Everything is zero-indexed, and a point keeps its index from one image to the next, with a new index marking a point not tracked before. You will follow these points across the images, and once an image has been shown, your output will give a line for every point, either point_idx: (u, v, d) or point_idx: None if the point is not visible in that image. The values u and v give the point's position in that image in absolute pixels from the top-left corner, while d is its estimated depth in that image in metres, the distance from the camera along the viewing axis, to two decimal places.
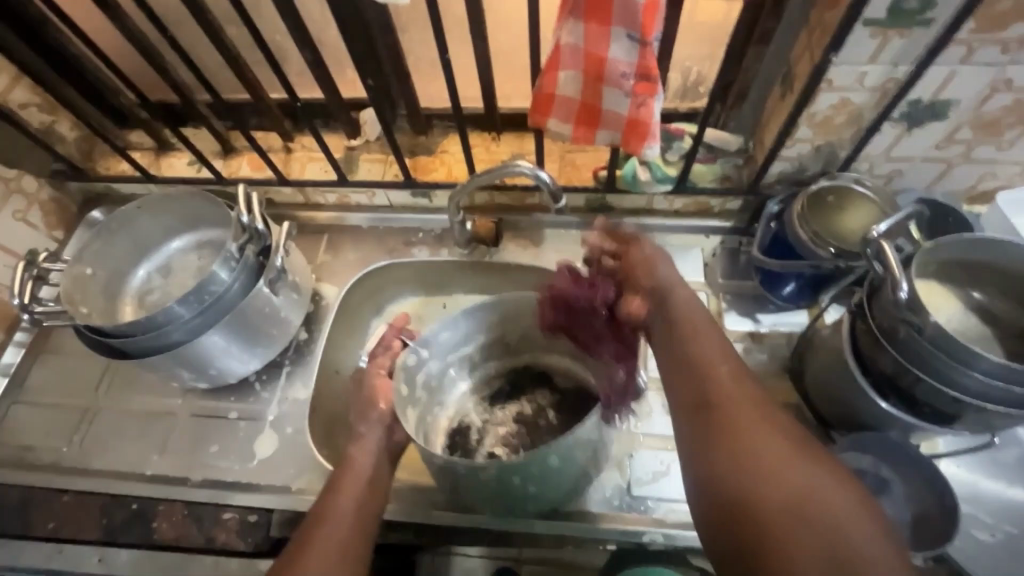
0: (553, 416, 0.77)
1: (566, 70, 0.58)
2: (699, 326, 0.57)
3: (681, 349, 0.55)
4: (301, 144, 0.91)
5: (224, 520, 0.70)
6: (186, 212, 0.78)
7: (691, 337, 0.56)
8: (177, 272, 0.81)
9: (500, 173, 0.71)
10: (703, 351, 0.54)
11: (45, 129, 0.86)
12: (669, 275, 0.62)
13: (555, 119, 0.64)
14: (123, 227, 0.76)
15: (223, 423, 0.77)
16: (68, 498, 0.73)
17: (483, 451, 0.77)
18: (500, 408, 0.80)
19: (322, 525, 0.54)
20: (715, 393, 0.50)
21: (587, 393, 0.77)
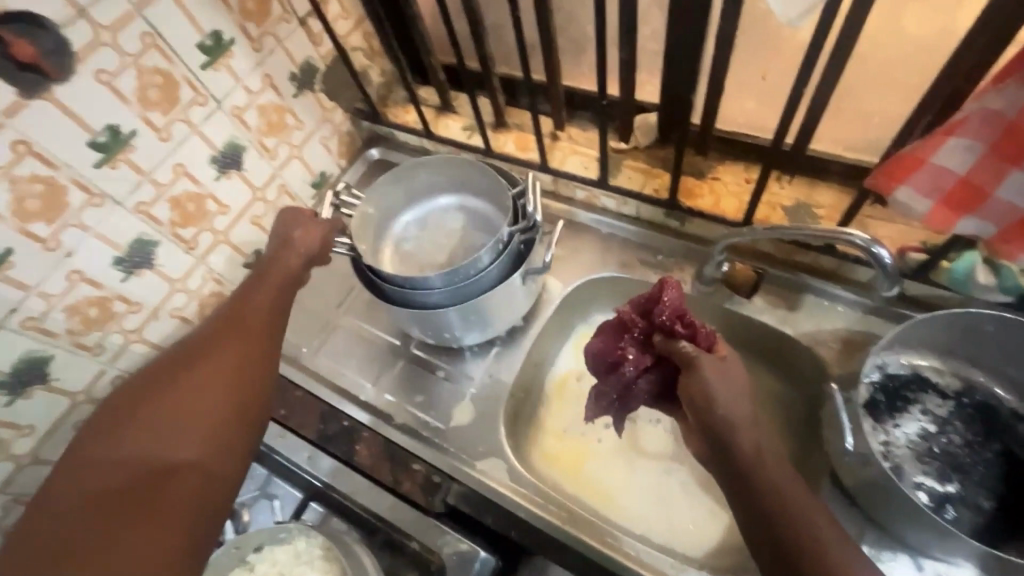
0: (958, 428, 0.65)
1: (964, 139, 0.47)
2: (768, 465, 0.53)
3: (728, 451, 0.54)
4: (568, 135, 0.91)
5: (412, 471, 0.74)
6: (463, 177, 0.82)
7: (734, 433, 0.54)
8: (435, 228, 0.86)
9: (821, 233, 0.61)
10: (786, 494, 0.51)
11: (364, 71, 0.97)
12: (738, 376, 0.59)
13: (908, 190, 0.51)
14: (405, 177, 0.83)
15: (431, 378, 0.82)
16: (300, 394, 0.83)
17: (911, 485, 0.62)
18: (892, 423, 0.66)
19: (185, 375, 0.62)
20: (795, 533, 0.49)
21: (986, 396, 0.66)
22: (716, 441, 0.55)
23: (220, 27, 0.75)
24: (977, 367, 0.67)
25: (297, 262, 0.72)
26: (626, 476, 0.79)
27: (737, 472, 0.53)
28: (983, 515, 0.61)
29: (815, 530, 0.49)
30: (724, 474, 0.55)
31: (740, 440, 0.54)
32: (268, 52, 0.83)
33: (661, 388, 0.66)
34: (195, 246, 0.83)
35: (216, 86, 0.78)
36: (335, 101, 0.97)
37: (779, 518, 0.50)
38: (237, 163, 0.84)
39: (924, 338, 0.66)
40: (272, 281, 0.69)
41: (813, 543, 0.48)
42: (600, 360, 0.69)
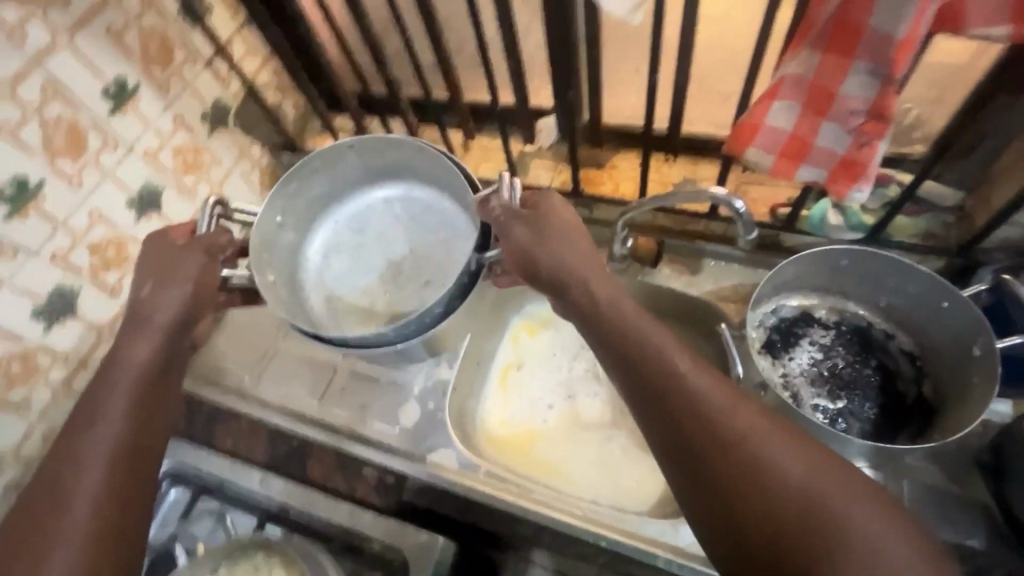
0: (841, 353, 0.74)
1: (783, 101, 0.56)
2: (678, 361, 0.51)
3: (628, 352, 0.53)
4: (479, 143, 0.97)
5: (365, 474, 0.77)
6: (393, 161, 0.78)
7: (638, 332, 0.53)
8: (361, 229, 0.83)
9: (688, 197, 0.70)
10: (695, 388, 0.49)
11: (276, 106, 1.01)
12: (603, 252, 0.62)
13: (755, 149, 0.60)
14: (329, 169, 0.77)
15: (375, 385, 0.85)
16: (244, 422, 0.84)
17: (809, 407, 0.71)
18: (786, 357, 0.74)
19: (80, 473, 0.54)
20: (699, 424, 0.47)
21: (861, 322, 0.76)
22: (618, 348, 0.54)
23: (123, 74, 0.77)
24: (845, 297, 0.77)
25: (178, 299, 0.63)
26: (570, 450, 0.84)
27: (643, 370, 0.51)
28: (868, 421, 0.70)
29: (725, 419, 0.47)
30: (627, 381, 0.52)
31: (643, 340, 0.53)
32: (177, 95, 0.85)
33: None
34: (120, 291, 0.83)
35: (126, 131, 0.79)
36: (252, 136, 0.99)
37: (676, 406, 0.49)
38: (155, 205, 0.85)
39: (801, 275, 0.75)
40: (121, 373, 0.60)
41: (714, 419, 0.47)
42: None
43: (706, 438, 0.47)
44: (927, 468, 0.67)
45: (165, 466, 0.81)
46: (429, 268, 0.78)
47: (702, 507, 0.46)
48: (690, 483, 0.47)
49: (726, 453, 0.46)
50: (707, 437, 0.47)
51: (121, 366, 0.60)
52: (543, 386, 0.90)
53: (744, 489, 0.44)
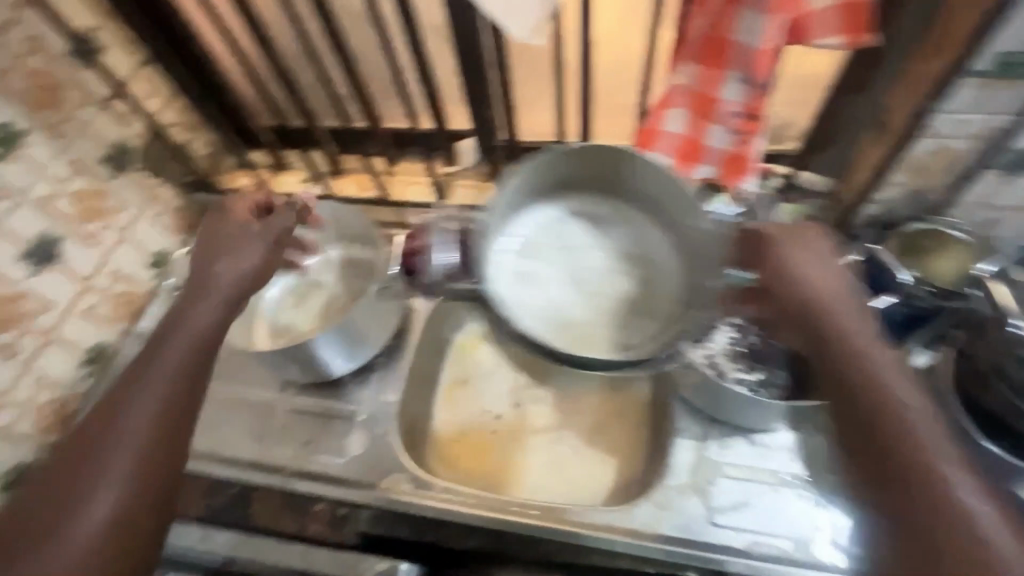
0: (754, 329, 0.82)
1: (674, 109, 0.63)
2: (862, 341, 0.59)
3: (810, 317, 0.62)
4: (402, 168, 0.99)
5: (316, 511, 0.75)
6: (570, 173, 0.72)
7: (828, 311, 0.61)
8: (547, 247, 0.72)
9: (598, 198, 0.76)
10: (869, 353, 0.59)
11: (184, 145, 0.97)
12: (819, 244, 0.65)
13: (657, 152, 0.67)
14: (492, 176, 0.69)
15: (318, 419, 0.82)
16: (177, 477, 0.79)
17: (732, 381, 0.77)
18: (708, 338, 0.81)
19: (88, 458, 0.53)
20: (902, 432, 0.53)
21: None
22: (802, 313, 0.63)
23: (9, 118, 0.72)
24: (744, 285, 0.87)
25: (234, 271, 0.64)
26: (523, 456, 0.86)
27: (830, 347, 0.60)
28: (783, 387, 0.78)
29: (886, 390, 0.56)
30: (810, 342, 0.62)
31: (835, 314, 0.62)
32: (72, 138, 0.80)
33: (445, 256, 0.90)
34: (18, 352, 0.76)
35: (16, 178, 0.74)
36: (161, 176, 0.95)
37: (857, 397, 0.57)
38: (54, 256, 0.79)
39: None
40: (180, 337, 0.59)
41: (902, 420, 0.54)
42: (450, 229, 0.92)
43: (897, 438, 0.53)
44: None
45: None
46: (713, 272, 0.65)
47: (906, 519, 0.50)
48: (852, 434, 0.56)
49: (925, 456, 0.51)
50: (877, 408, 0.55)
51: (177, 331, 0.59)
52: (491, 398, 0.91)
53: (905, 469, 0.51)
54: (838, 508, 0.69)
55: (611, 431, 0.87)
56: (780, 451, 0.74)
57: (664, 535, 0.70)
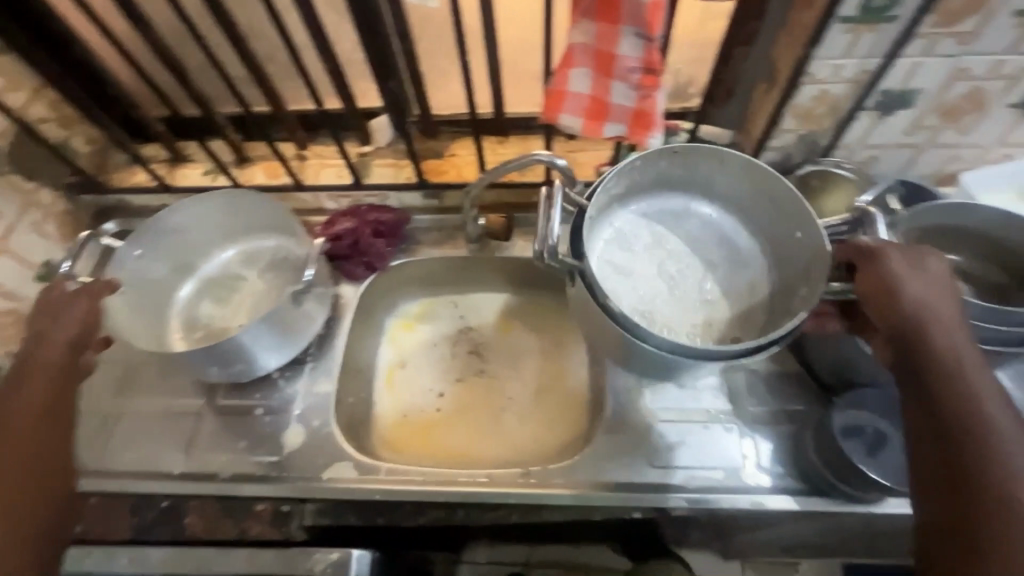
0: None
1: (578, 68, 0.64)
2: (963, 363, 0.51)
3: (938, 356, 0.52)
4: (314, 152, 0.95)
5: (258, 512, 0.71)
6: (642, 178, 0.74)
7: (939, 345, 0.53)
8: (636, 244, 0.76)
9: (519, 164, 0.76)
10: (978, 394, 0.50)
11: (61, 143, 0.87)
12: (935, 266, 0.57)
13: (566, 114, 0.67)
14: (648, 166, 0.72)
15: (250, 419, 0.79)
16: (94, 501, 0.72)
17: None
18: None
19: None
20: (982, 458, 0.47)
21: None
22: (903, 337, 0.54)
23: None
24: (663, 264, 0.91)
25: (58, 350, 0.63)
26: (469, 430, 0.87)
27: (916, 356, 0.53)
28: None
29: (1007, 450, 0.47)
30: (903, 361, 0.54)
31: (930, 333, 0.53)
32: None
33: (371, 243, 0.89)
34: None
35: None
36: (37, 181, 0.86)
37: (988, 448, 0.47)
38: None
39: None
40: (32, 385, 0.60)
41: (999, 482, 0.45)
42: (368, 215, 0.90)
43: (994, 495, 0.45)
44: (753, 357, 0.81)
45: None
46: (808, 281, 0.67)
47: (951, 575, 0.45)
48: (940, 480, 0.48)
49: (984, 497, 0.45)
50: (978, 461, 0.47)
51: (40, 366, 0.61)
52: (432, 377, 0.91)
53: (995, 538, 0.44)
54: (761, 435, 0.75)
55: (552, 395, 0.89)
56: (705, 390, 0.79)
57: (607, 483, 0.72)
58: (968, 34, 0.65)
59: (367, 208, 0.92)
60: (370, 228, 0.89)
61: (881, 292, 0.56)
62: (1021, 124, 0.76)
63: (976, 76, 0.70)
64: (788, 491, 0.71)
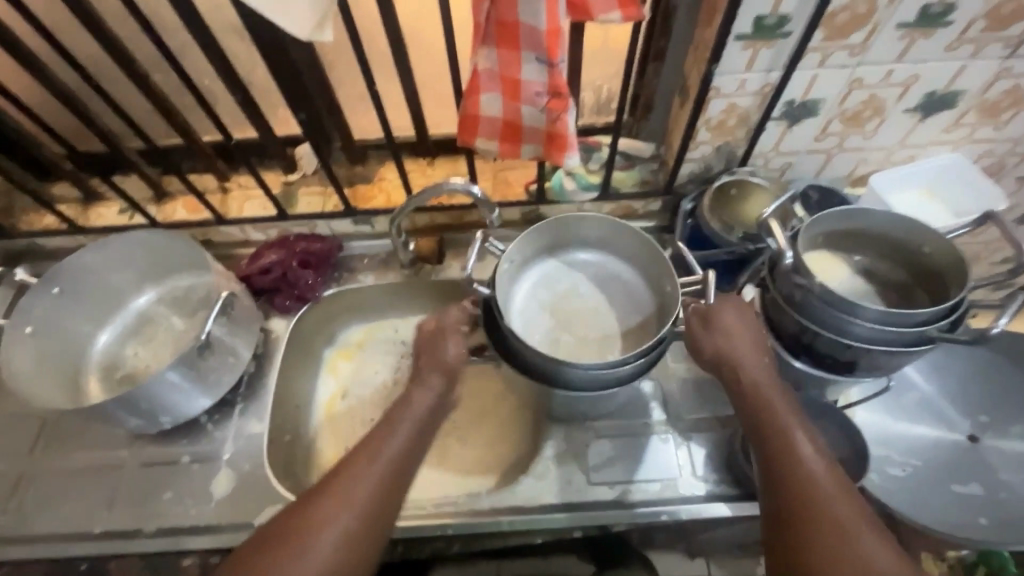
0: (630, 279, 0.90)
1: (486, 93, 0.64)
2: (772, 399, 0.57)
3: (751, 396, 0.58)
4: (237, 183, 0.92)
5: (184, 567, 0.69)
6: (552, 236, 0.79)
7: (750, 387, 0.58)
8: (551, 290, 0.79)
9: (438, 190, 0.75)
10: (787, 426, 0.55)
11: None
12: (734, 314, 0.61)
13: (482, 137, 0.68)
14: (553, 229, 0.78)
15: (176, 468, 0.75)
16: (5, 570, 0.70)
17: None
18: None
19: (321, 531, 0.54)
20: (799, 493, 0.52)
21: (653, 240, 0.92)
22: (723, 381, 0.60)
23: None
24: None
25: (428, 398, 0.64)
26: None
27: (739, 401, 0.58)
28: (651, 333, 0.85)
29: (817, 474, 0.52)
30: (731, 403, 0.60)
31: (737, 373, 0.59)
32: None
33: (297, 273, 0.87)
34: None
35: None
36: None
37: (802, 487, 0.52)
38: None
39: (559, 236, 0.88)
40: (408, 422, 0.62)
41: (813, 498, 0.51)
42: (297, 243, 0.88)
43: (812, 517, 0.50)
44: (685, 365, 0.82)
45: None
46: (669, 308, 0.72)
47: None
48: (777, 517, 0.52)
49: (806, 511, 0.51)
50: (800, 492, 0.52)
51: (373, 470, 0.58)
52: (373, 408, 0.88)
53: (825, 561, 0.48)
54: (697, 443, 0.76)
55: None
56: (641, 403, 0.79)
57: (545, 505, 0.72)
58: (859, 46, 0.68)
59: (295, 239, 0.89)
60: (297, 260, 0.87)
61: (694, 346, 0.62)
62: (919, 127, 0.80)
63: (872, 84, 0.73)
64: (723, 498, 0.72)
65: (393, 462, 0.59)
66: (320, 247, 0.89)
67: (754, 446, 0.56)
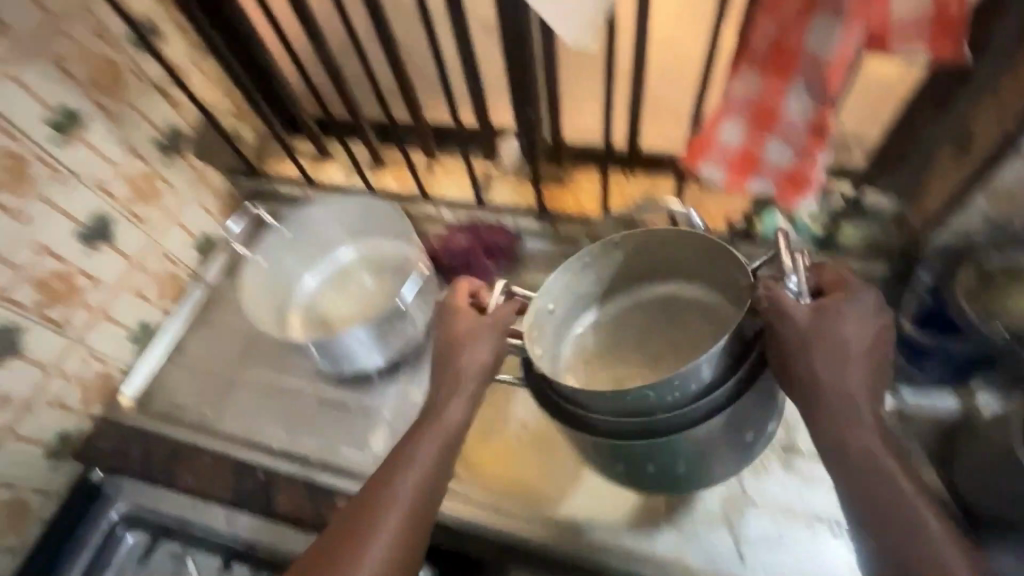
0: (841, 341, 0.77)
1: (732, 119, 0.59)
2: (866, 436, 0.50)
3: (839, 424, 0.50)
4: (443, 163, 0.97)
5: (337, 503, 0.74)
6: None
7: (839, 406, 0.50)
8: None
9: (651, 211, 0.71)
10: (887, 463, 0.48)
11: (233, 131, 0.98)
12: (853, 328, 0.52)
13: (708, 165, 0.63)
14: None
15: (344, 413, 0.83)
16: (207, 458, 0.81)
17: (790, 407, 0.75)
18: None
19: (379, 514, 0.55)
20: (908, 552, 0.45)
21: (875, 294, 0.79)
22: (803, 399, 0.52)
23: (68, 101, 0.76)
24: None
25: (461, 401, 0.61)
26: None
27: (822, 428, 0.51)
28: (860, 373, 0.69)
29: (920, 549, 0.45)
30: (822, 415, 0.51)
31: (826, 394, 0.51)
32: (128, 123, 0.83)
33: (480, 261, 0.90)
34: (67, 325, 0.80)
35: (74, 161, 0.78)
36: (209, 163, 0.97)
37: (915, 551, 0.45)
38: (108, 236, 0.83)
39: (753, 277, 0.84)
40: (435, 432, 0.60)
41: (934, 559, 0.45)
42: (485, 232, 0.91)
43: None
44: None
45: (121, 511, 0.81)
46: None
47: None
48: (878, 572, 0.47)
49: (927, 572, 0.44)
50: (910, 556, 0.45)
51: (406, 468, 0.58)
52: None
53: None
54: None
55: None
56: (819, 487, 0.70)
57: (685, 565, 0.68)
58: None
59: (483, 227, 0.92)
60: (482, 247, 0.90)
61: (782, 368, 0.53)
62: None
63: None
64: None
65: (416, 489, 0.57)
66: (506, 241, 0.91)
67: (846, 501, 0.49)
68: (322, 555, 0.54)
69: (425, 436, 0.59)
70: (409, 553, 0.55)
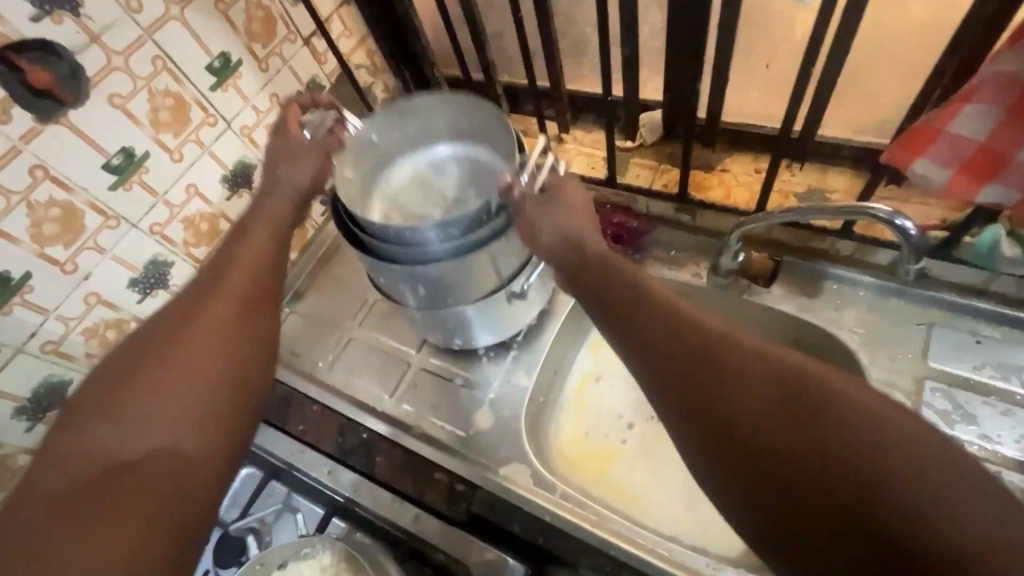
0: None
1: (980, 105, 0.46)
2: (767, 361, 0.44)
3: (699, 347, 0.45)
4: (573, 137, 0.91)
5: (435, 479, 0.74)
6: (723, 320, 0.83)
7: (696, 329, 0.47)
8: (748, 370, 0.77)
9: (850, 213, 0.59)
10: (774, 369, 0.43)
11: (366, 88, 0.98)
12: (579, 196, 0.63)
13: (927, 161, 0.50)
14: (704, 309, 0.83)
15: (449, 386, 0.81)
16: (317, 409, 0.82)
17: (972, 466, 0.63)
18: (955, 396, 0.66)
19: (189, 321, 0.50)
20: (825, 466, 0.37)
21: None
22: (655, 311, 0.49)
23: (227, 49, 0.76)
24: (973, 392, 0.66)
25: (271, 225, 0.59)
26: (652, 474, 0.78)
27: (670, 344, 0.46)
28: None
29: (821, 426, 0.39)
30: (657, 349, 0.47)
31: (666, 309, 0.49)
32: (274, 72, 0.84)
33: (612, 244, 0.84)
34: None
35: (225, 106, 0.79)
36: None
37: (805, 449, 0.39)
38: (248, 183, 0.85)
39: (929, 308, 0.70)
40: (248, 251, 0.56)
41: (822, 375, 0.41)
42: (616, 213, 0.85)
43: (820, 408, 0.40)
44: None
45: None
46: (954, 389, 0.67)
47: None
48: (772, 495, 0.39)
49: (758, 384, 0.42)
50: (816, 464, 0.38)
51: (213, 281, 0.53)
52: (625, 405, 0.84)
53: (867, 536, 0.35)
54: None
55: None
56: None
57: None
58: None
59: (610, 209, 0.85)
60: (610, 232, 0.83)
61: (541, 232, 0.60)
62: None
63: None
64: None
65: (238, 298, 0.52)
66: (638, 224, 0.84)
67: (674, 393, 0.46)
68: (197, 300, 0.51)
69: (265, 217, 0.60)
70: (241, 362, 0.49)
